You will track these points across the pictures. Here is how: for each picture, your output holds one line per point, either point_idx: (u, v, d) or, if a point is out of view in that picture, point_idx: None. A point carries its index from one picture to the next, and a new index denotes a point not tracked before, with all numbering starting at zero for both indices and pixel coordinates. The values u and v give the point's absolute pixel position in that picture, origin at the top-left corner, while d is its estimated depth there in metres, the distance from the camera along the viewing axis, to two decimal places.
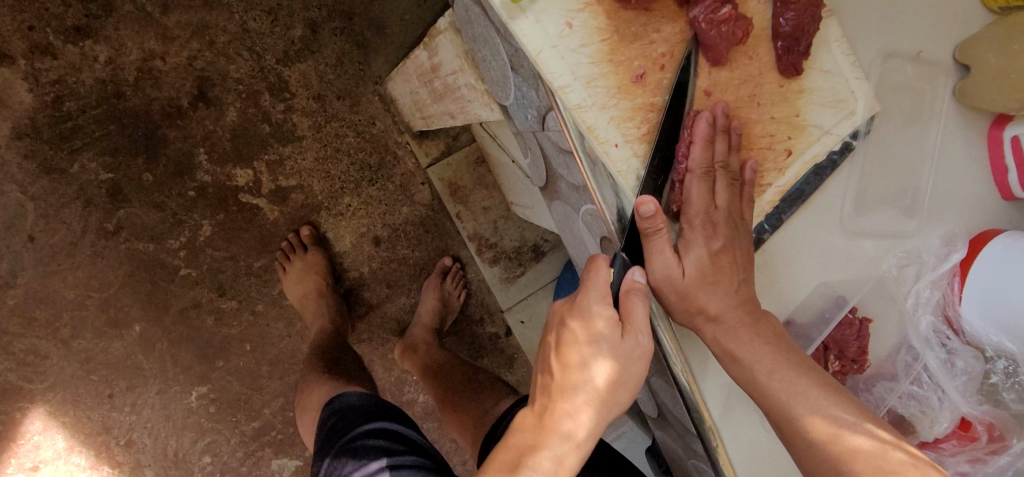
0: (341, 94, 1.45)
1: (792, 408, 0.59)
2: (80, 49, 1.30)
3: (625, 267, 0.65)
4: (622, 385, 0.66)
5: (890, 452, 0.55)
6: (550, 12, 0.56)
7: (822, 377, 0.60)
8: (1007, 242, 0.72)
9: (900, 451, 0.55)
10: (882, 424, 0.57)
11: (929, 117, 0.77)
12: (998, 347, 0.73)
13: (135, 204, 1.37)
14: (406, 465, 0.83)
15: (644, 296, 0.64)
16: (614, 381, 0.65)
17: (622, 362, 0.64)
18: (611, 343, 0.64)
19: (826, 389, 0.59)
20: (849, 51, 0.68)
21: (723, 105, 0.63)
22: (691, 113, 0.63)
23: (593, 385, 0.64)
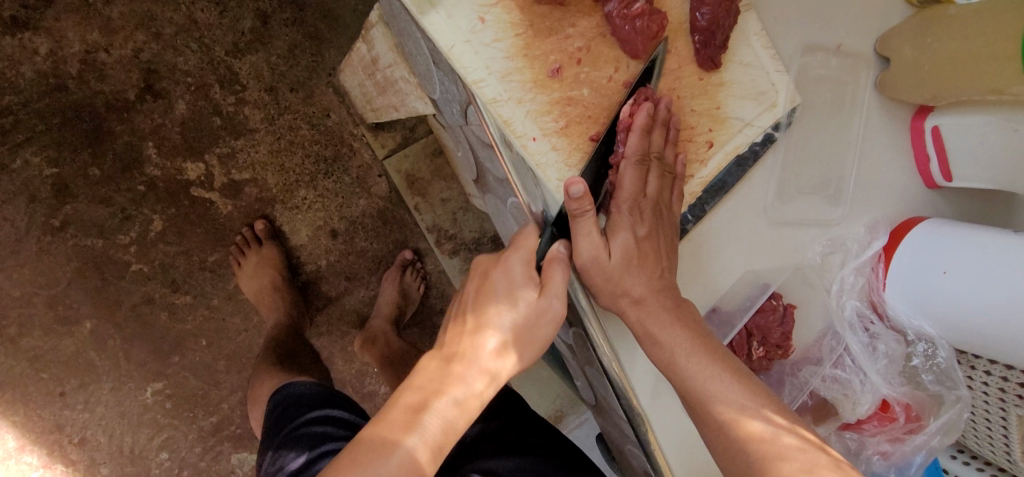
0: (294, 86, 1.44)
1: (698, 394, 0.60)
2: (19, 41, 1.27)
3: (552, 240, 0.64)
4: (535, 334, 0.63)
5: (784, 436, 0.56)
6: (462, 7, 0.57)
7: (728, 362, 0.61)
8: (928, 231, 0.77)
9: (790, 435, 0.56)
10: (781, 408, 0.59)
11: (851, 110, 0.79)
12: (917, 329, 0.78)
13: (82, 199, 1.34)
14: None
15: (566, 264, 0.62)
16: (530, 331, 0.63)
17: (536, 317, 0.63)
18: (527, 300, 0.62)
19: (733, 375, 0.60)
20: (768, 44, 0.70)
21: (666, 99, 0.63)
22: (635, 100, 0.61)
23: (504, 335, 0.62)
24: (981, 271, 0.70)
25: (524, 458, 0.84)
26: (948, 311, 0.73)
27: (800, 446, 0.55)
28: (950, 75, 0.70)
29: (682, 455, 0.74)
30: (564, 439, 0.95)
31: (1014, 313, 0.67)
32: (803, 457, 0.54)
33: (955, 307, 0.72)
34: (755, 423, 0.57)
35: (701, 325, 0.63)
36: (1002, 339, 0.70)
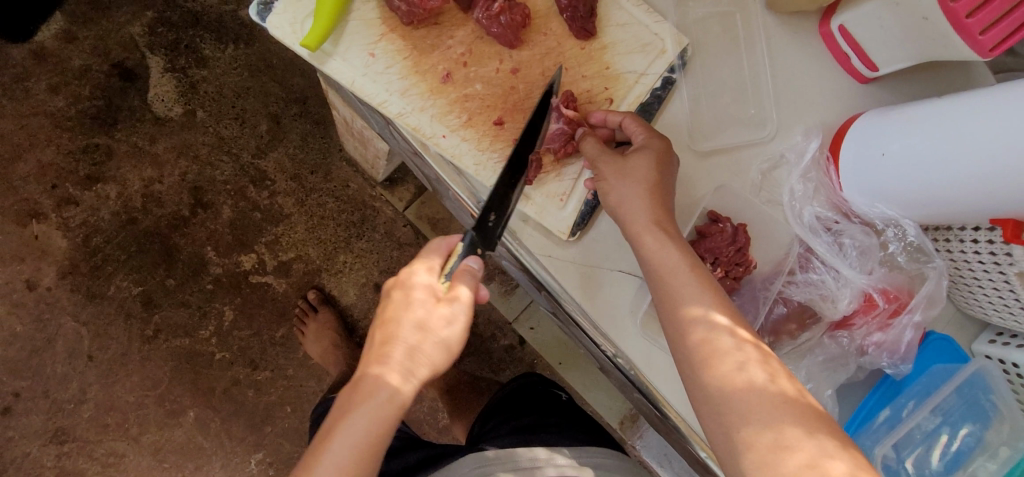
0: (313, 168, 1.65)
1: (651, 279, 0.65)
2: (94, 192, 1.55)
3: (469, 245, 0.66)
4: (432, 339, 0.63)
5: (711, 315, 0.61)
6: (354, 50, 0.70)
7: (687, 250, 0.65)
8: (881, 115, 0.77)
9: (721, 315, 0.61)
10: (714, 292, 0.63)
11: (747, 36, 0.84)
12: (884, 216, 0.80)
13: (166, 307, 1.58)
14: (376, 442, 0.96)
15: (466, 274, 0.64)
16: (425, 327, 0.62)
17: (432, 316, 0.63)
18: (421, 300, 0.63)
19: (683, 258, 0.64)
20: (639, 2, 0.79)
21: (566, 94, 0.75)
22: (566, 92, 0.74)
23: (383, 339, 0.62)
24: (921, 148, 0.70)
25: (544, 433, 0.92)
26: (902, 188, 0.74)
27: (721, 329, 0.60)
28: None
29: (673, 386, 0.78)
30: (589, 421, 1.02)
31: (953, 173, 0.68)
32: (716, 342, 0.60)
33: (905, 182, 0.73)
34: (684, 309, 0.62)
35: (666, 212, 0.67)
36: (957, 201, 0.70)
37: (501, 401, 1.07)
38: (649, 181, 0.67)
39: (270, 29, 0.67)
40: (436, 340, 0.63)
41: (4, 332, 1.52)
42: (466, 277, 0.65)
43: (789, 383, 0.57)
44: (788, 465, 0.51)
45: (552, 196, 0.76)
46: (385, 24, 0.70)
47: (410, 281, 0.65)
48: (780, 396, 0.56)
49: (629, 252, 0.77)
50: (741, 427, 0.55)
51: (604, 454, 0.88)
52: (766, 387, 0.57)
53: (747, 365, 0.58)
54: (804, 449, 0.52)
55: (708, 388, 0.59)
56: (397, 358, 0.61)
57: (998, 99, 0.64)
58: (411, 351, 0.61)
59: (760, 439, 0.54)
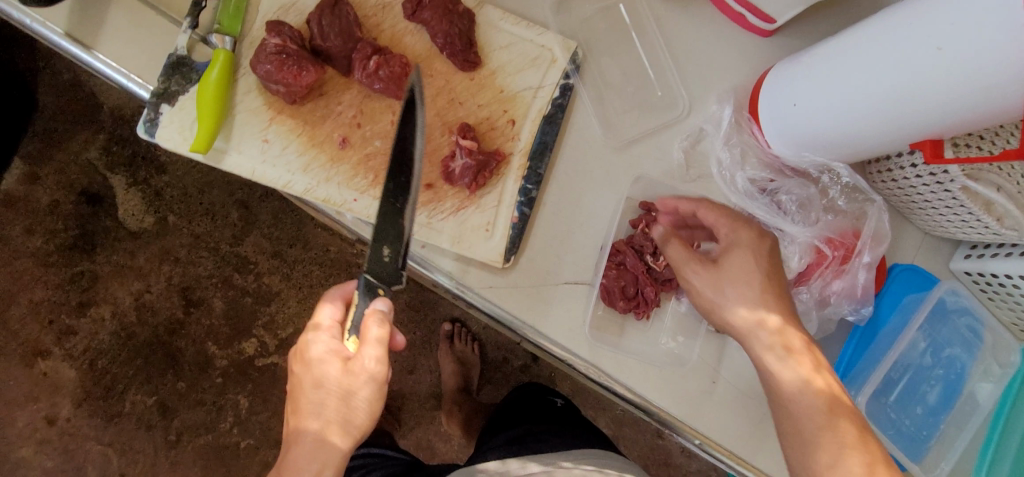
0: (291, 242, 1.67)
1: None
2: (90, 317, 1.60)
3: (370, 293, 0.68)
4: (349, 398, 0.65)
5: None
6: (247, 139, 0.70)
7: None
8: (782, 68, 0.77)
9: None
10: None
11: (638, 22, 0.84)
12: (816, 164, 0.78)
13: (183, 409, 1.62)
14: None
15: (372, 321, 0.65)
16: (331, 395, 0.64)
17: (343, 377, 0.65)
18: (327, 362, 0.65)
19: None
20: (518, 19, 0.79)
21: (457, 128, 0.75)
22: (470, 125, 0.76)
23: (301, 407, 0.65)
24: (821, 92, 0.69)
25: (532, 441, 0.98)
26: (818, 136, 0.73)
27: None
28: None
29: (646, 384, 0.76)
30: (585, 424, 1.09)
31: (852, 108, 0.66)
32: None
33: (816, 126, 0.72)
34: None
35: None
36: (867, 135, 0.68)
37: (502, 417, 1.18)
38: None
39: (162, 143, 0.68)
40: (345, 404, 0.64)
41: (37, 470, 1.57)
42: (370, 327, 0.65)
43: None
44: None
45: (476, 229, 0.76)
46: (271, 108, 0.71)
47: (311, 349, 0.67)
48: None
49: (569, 262, 0.77)
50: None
51: (593, 455, 0.95)
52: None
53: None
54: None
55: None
56: (311, 427, 0.64)
57: (876, 28, 0.62)
58: (331, 415, 0.64)
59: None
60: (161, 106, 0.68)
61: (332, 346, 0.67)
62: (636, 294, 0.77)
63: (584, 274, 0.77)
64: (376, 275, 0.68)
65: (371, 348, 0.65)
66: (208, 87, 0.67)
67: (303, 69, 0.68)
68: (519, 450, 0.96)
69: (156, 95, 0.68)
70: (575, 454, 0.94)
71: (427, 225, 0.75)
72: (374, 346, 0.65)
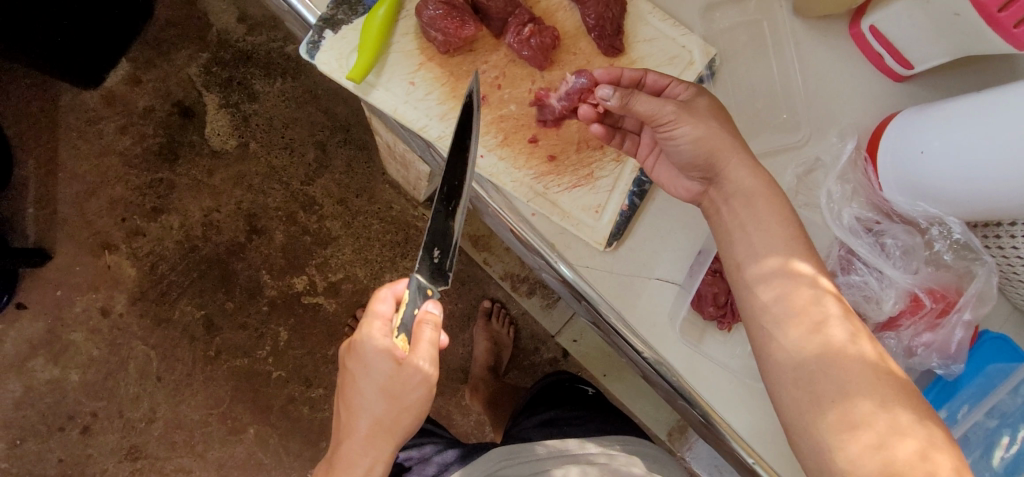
0: (358, 192, 1.72)
1: (731, 230, 0.68)
2: (159, 223, 1.66)
3: (424, 295, 0.70)
4: (405, 398, 0.68)
5: (793, 263, 0.64)
6: (395, 79, 0.73)
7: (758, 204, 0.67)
8: (911, 115, 0.77)
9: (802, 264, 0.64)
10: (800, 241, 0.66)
11: (776, 43, 0.86)
12: (927, 215, 0.78)
13: (226, 329, 1.67)
14: (451, 443, 1.06)
15: (431, 326, 0.68)
16: (390, 393, 0.68)
17: (402, 379, 0.67)
18: (385, 365, 0.67)
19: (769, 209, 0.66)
20: (665, 17, 0.81)
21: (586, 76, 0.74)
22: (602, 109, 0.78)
23: (361, 405, 0.69)
24: (951, 145, 0.69)
25: (569, 427, 1.00)
26: (937, 187, 0.73)
27: (803, 282, 0.63)
28: None
29: (716, 394, 0.78)
30: (616, 409, 1.11)
31: (991, 170, 0.66)
32: (803, 301, 0.62)
33: (943, 180, 0.72)
34: (766, 260, 0.65)
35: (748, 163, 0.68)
36: (997, 200, 0.68)
37: (534, 400, 1.19)
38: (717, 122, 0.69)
39: (319, 66, 0.71)
40: (404, 402, 0.69)
41: (82, 356, 1.63)
42: (426, 329, 0.68)
43: (869, 344, 0.60)
44: (898, 453, 0.52)
45: (586, 209, 0.77)
46: (423, 54, 0.74)
47: (365, 346, 0.68)
48: (859, 360, 0.58)
49: (665, 260, 0.79)
50: (839, 397, 0.57)
51: (635, 440, 0.95)
52: (845, 349, 0.59)
53: (825, 324, 0.60)
54: (912, 434, 0.53)
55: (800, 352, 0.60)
56: (370, 422, 0.69)
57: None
58: (391, 412, 0.68)
59: (873, 417, 0.55)
60: (326, 31, 0.72)
61: (385, 343, 0.68)
62: (725, 304, 0.78)
63: (677, 274, 0.78)
64: (427, 273, 0.70)
65: (430, 352, 0.68)
66: (375, 21, 0.71)
67: (464, 23, 0.72)
68: (557, 434, 0.99)
69: (323, 20, 0.72)
70: (629, 438, 0.95)
71: (543, 195, 0.77)
72: (429, 350, 0.68)
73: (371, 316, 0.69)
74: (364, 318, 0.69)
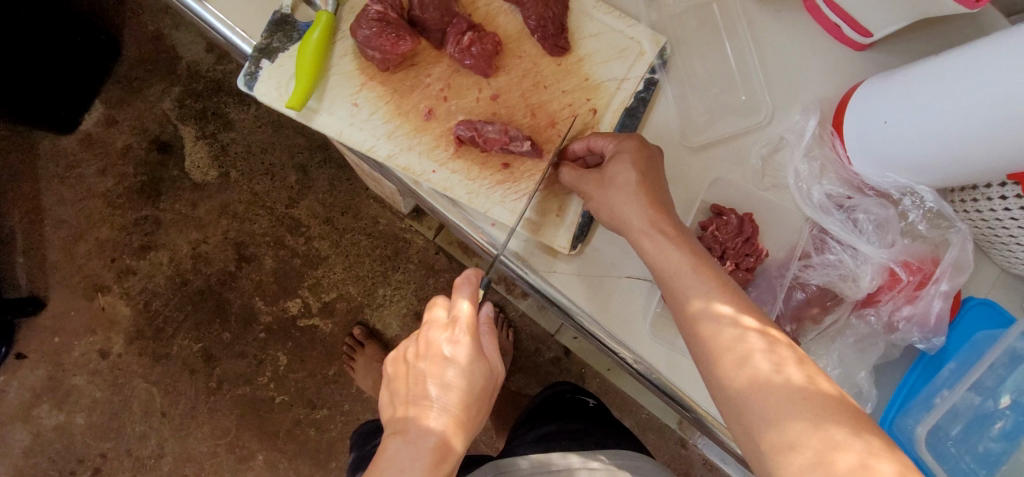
0: (344, 210, 1.71)
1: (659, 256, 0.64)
2: (148, 260, 1.67)
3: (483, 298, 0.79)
4: (487, 390, 0.75)
5: (715, 305, 0.60)
6: (339, 102, 0.72)
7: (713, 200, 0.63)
8: (873, 83, 0.75)
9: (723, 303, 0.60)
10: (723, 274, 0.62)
11: (728, 24, 0.83)
12: (897, 185, 0.76)
13: (225, 359, 1.68)
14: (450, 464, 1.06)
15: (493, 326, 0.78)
16: (482, 384, 0.73)
17: (488, 373, 0.75)
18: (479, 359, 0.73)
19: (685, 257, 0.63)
20: (610, 10, 0.79)
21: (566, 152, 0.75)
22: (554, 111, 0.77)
23: (459, 401, 0.71)
24: (916, 111, 0.67)
25: (563, 440, 0.99)
26: (907, 155, 0.71)
27: (725, 320, 0.59)
28: None
29: (697, 389, 0.76)
30: (615, 424, 1.09)
31: (948, 130, 0.64)
32: (728, 336, 0.58)
33: (909, 147, 0.70)
34: (686, 302, 0.61)
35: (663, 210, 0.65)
36: (960, 161, 0.66)
37: (535, 414, 1.18)
38: (638, 178, 0.66)
39: (260, 97, 0.71)
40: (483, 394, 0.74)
41: (85, 399, 1.65)
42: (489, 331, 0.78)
43: (797, 370, 0.55)
44: (838, 466, 0.48)
45: (547, 213, 0.76)
46: (363, 74, 0.73)
47: (463, 341, 0.73)
48: (787, 388, 0.54)
49: (634, 258, 0.77)
50: (767, 427, 0.53)
51: (627, 455, 0.93)
52: (772, 379, 0.55)
53: (750, 357, 0.56)
54: (850, 447, 0.49)
55: (728, 388, 0.57)
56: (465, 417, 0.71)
57: (993, 48, 0.59)
58: (476, 404, 0.73)
59: (806, 435, 0.51)
60: (262, 61, 0.71)
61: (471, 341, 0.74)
62: None
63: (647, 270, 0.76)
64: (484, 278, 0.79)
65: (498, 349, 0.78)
66: (309, 46, 0.70)
67: (400, 39, 0.70)
68: (550, 448, 0.97)
69: (259, 49, 0.71)
70: (619, 452, 0.93)
71: (501, 205, 0.75)
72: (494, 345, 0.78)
73: (461, 312, 0.73)
74: (456, 317, 0.73)
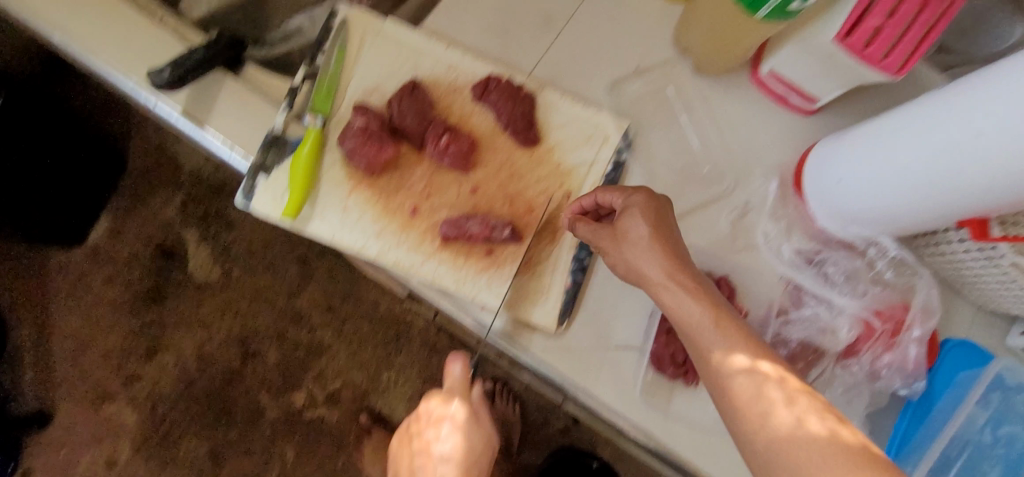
0: (344, 297, 1.75)
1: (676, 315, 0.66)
2: (155, 364, 1.69)
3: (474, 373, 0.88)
4: (486, 453, 0.83)
5: (733, 357, 0.61)
6: (329, 207, 0.78)
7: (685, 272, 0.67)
8: (822, 146, 0.82)
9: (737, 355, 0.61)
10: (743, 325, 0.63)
11: (685, 104, 0.91)
12: (862, 237, 0.81)
13: (233, 458, 1.67)
14: None
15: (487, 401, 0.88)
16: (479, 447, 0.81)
17: (485, 438, 0.83)
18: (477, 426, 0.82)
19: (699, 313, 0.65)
20: (575, 101, 0.86)
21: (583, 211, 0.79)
22: (531, 197, 0.83)
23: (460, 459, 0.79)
24: (865, 170, 0.72)
25: None
26: (865, 210, 0.76)
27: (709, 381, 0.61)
28: (732, 37, 0.82)
29: (695, 451, 0.78)
30: None
31: (900, 184, 0.69)
32: (743, 387, 0.59)
33: (865, 203, 0.75)
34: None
35: (678, 262, 0.68)
36: (914, 210, 0.71)
37: None
38: (649, 237, 0.69)
39: (256, 210, 0.76)
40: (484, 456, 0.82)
41: None
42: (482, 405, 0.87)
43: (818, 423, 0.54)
44: None
45: (533, 294, 0.80)
46: (351, 180, 0.79)
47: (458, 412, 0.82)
48: (810, 441, 0.53)
49: (620, 328, 0.81)
50: None
51: None
52: (794, 433, 0.54)
53: (770, 411, 0.56)
54: None
55: (754, 446, 0.56)
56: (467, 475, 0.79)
57: (918, 110, 0.66)
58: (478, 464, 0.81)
59: None
60: (258, 175, 0.77)
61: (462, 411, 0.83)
62: (684, 361, 0.78)
63: (634, 340, 0.80)
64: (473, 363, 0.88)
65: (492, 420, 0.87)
66: (300, 160, 0.76)
67: (383, 146, 0.78)
68: None
69: (255, 166, 0.77)
70: None
71: (488, 289, 0.79)
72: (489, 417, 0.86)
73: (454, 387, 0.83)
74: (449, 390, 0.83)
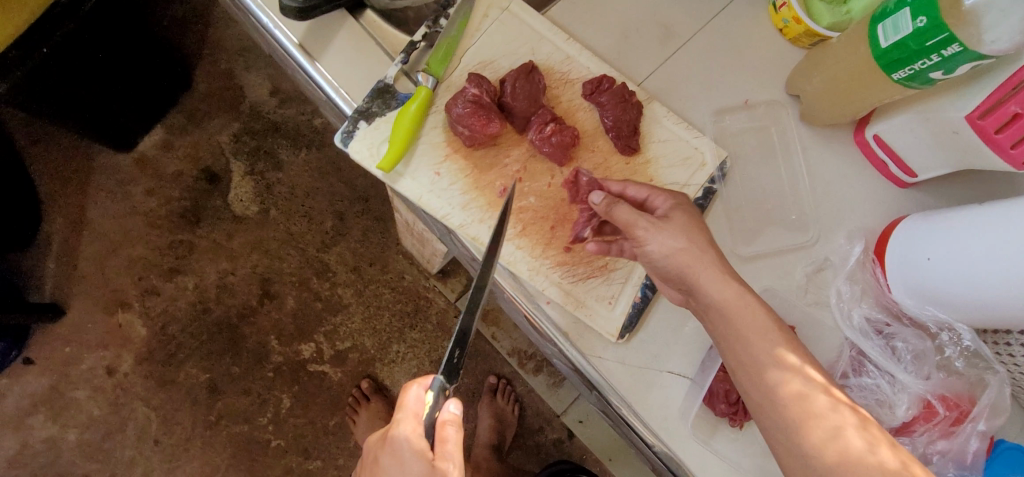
0: (372, 261, 1.75)
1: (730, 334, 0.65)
2: (175, 283, 1.69)
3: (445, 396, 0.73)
4: None
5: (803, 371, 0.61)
6: (421, 169, 0.78)
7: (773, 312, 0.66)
8: (912, 222, 0.78)
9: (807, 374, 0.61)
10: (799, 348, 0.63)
11: (784, 148, 0.90)
12: (936, 319, 0.77)
13: (229, 394, 1.66)
14: None
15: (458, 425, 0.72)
16: None
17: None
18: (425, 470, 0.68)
19: (758, 319, 0.64)
20: (679, 120, 0.86)
21: None
22: None
23: None
24: (959, 254, 0.68)
25: None
26: (947, 295, 0.72)
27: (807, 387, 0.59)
28: (852, 93, 0.81)
29: None
30: None
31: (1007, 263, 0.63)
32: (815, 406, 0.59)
33: (950, 289, 0.71)
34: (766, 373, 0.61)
35: None
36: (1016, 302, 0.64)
37: None
38: None
39: (351, 154, 0.77)
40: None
41: (82, 415, 1.63)
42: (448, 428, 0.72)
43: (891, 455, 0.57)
44: None
45: (600, 299, 0.79)
46: (449, 147, 0.79)
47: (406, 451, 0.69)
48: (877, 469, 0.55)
49: (676, 354, 0.79)
50: None
51: None
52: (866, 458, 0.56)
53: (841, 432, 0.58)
54: None
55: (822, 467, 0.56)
56: None
57: None
58: None
59: None
60: (359, 122, 0.77)
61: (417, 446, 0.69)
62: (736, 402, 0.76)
63: (688, 367, 0.78)
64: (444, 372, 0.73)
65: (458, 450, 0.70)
66: (406, 116, 0.75)
67: (490, 120, 0.76)
68: None
69: (358, 111, 0.77)
70: None
71: (556, 285, 0.79)
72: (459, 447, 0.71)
73: (403, 412, 0.71)
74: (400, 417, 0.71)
